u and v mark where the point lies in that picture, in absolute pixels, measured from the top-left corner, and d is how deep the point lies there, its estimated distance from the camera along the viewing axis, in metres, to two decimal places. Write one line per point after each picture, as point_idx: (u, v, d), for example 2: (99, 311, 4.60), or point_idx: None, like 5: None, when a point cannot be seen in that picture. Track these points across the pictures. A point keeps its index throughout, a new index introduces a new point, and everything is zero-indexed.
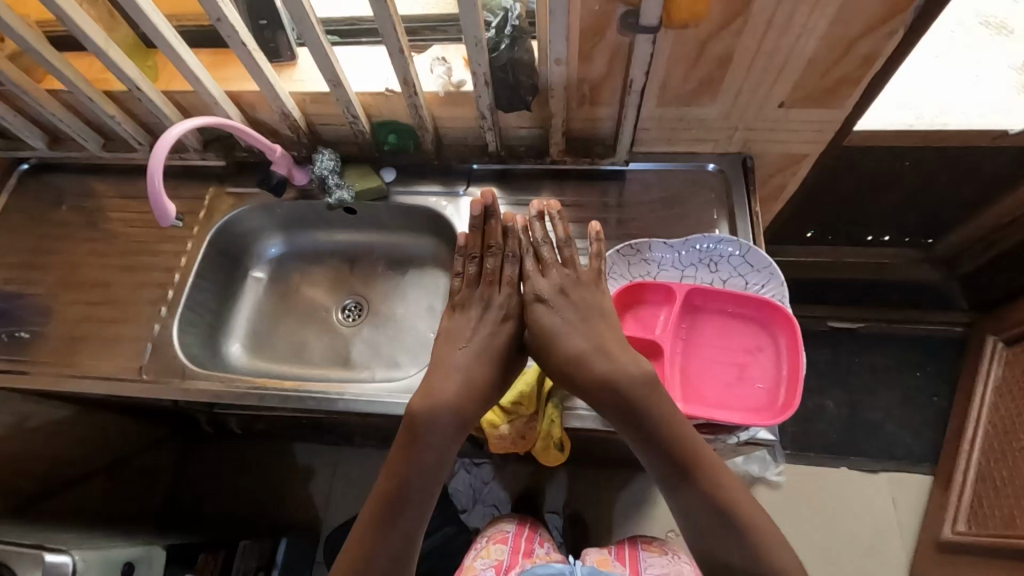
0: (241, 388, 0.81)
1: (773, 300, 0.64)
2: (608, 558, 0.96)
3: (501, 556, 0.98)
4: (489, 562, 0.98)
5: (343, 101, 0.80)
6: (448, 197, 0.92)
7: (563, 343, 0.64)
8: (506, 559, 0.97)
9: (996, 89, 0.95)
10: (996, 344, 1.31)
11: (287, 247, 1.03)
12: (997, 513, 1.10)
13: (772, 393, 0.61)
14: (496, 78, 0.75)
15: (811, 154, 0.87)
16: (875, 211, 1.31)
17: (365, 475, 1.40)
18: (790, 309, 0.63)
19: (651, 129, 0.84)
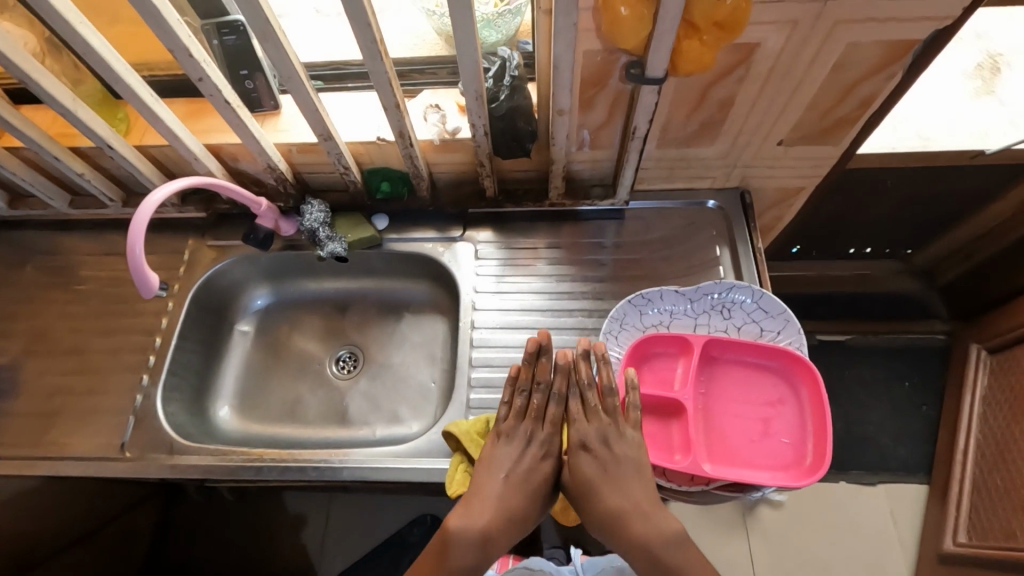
0: (236, 462, 0.75)
1: (793, 351, 0.63)
2: (599, 560, 0.91)
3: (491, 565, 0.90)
4: None
5: (334, 154, 0.76)
6: (444, 242, 0.89)
7: (601, 498, 0.58)
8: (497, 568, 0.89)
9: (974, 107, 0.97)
10: (980, 352, 1.34)
11: (274, 297, 0.99)
12: (996, 524, 1.12)
13: (799, 448, 0.60)
14: (495, 126, 0.73)
15: (807, 187, 0.87)
16: (858, 227, 1.34)
17: (361, 521, 1.34)
18: (809, 358, 0.63)
19: (650, 169, 0.83)
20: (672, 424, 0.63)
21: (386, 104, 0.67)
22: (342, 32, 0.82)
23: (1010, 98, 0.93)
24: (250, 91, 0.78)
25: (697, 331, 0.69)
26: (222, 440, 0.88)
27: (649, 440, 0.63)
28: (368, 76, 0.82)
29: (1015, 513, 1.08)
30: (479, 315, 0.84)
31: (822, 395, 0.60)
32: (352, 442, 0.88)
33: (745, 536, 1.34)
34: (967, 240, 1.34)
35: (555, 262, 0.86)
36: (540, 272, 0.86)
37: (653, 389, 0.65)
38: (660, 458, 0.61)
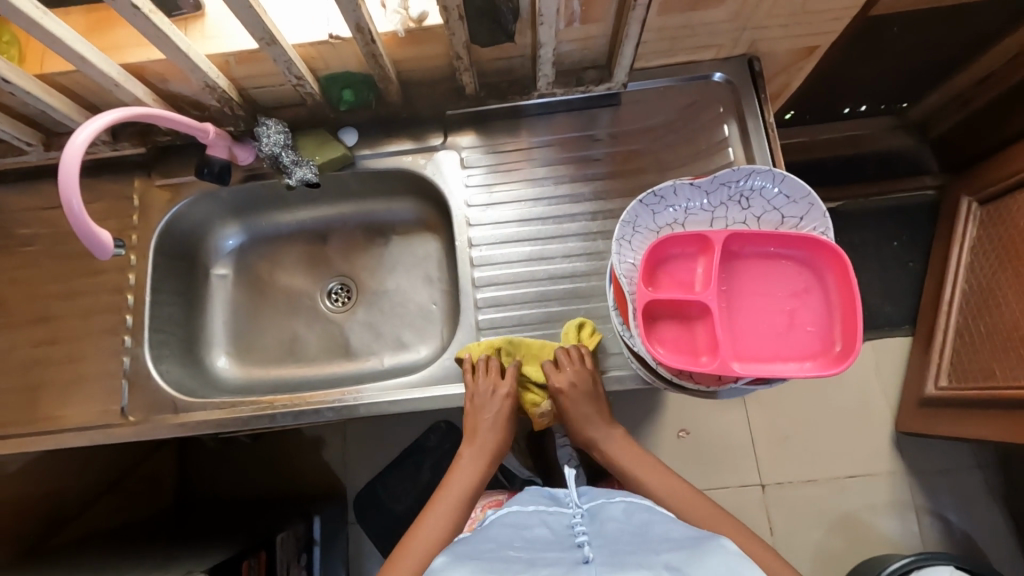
0: (248, 411, 0.73)
1: (819, 237, 0.60)
2: None
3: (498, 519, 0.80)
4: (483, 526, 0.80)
5: (282, 62, 0.63)
6: (424, 153, 0.80)
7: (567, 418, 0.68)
8: None
9: None
10: (970, 204, 1.33)
11: (246, 235, 0.91)
12: (976, 367, 1.19)
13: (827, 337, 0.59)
14: (469, 7, 0.61)
15: (821, 46, 0.78)
16: (858, 84, 1.26)
17: (379, 434, 1.39)
18: (836, 242, 0.60)
19: (649, 42, 0.73)
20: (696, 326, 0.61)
21: None
22: None
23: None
24: None
25: (714, 225, 0.65)
26: (226, 389, 0.85)
27: (674, 344, 0.61)
28: None
29: (999, 356, 1.14)
30: (476, 232, 0.77)
31: (852, 283, 0.58)
32: (360, 374, 0.86)
33: (743, 407, 1.42)
34: (968, 84, 1.27)
35: (549, 162, 0.79)
36: (536, 176, 0.79)
37: (674, 292, 0.62)
38: (686, 361, 0.60)
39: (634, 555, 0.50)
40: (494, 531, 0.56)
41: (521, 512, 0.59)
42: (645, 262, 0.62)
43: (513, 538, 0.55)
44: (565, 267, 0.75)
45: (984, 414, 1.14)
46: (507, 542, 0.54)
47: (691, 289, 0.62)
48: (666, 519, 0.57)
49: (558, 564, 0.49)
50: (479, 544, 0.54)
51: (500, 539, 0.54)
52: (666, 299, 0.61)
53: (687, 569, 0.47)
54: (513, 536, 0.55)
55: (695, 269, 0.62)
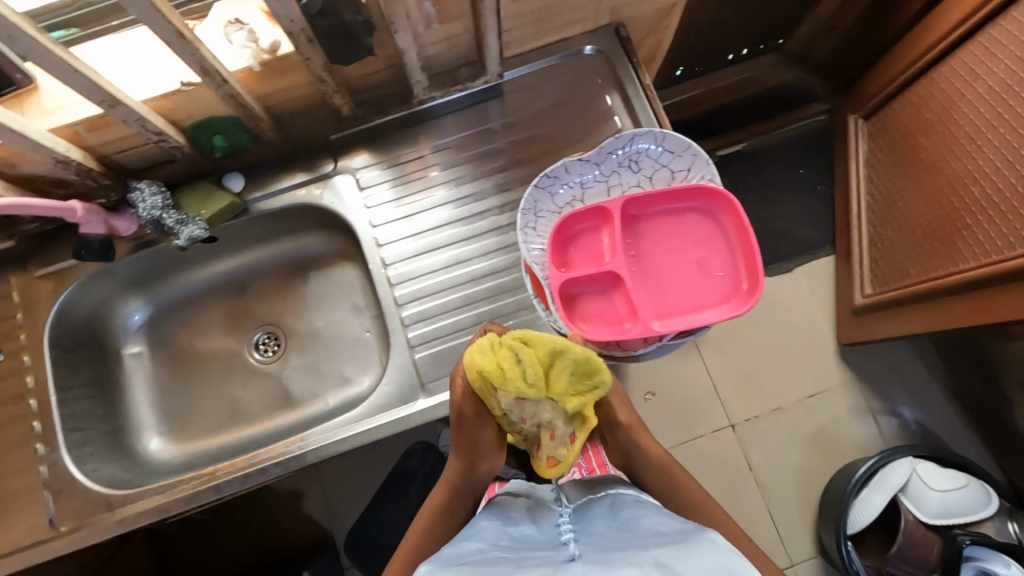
0: (189, 489, 0.69)
1: (709, 184, 0.62)
2: None
3: None
4: None
5: (133, 121, 0.59)
6: (318, 183, 0.77)
7: None
8: None
9: None
10: (857, 121, 1.42)
11: (153, 306, 0.85)
12: (894, 270, 1.27)
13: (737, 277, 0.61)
14: (318, 29, 0.59)
15: (680, 2, 0.80)
16: (734, 29, 1.32)
17: (355, 473, 1.35)
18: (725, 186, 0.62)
19: (514, 29, 0.73)
20: (615, 295, 0.62)
21: (164, 38, 0.51)
22: None
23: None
24: None
25: (612, 194, 0.66)
26: (166, 471, 0.80)
27: (599, 317, 0.62)
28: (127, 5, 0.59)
29: (911, 255, 1.22)
30: (388, 250, 0.76)
31: (745, 220, 0.60)
32: (306, 420, 0.83)
33: (700, 356, 1.46)
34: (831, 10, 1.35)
35: (447, 165, 0.78)
36: (437, 182, 0.78)
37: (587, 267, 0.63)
38: (613, 331, 0.61)
39: (621, 552, 0.44)
40: (481, 527, 0.53)
41: (507, 506, 0.57)
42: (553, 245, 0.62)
43: (500, 536, 0.51)
44: (484, 266, 0.75)
45: (909, 312, 1.21)
46: (493, 540, 0.51)
47: (603, 261, 0.62)
48: (655, 511, 0.52)
49: (547, 563, 0.44)
50: (463, 546, 0.50)
51: (487, 538, 0.51)
52: (580, 276, 0.61)
53: (680, 567, 0.40)
54: (500, 534, 0.52)
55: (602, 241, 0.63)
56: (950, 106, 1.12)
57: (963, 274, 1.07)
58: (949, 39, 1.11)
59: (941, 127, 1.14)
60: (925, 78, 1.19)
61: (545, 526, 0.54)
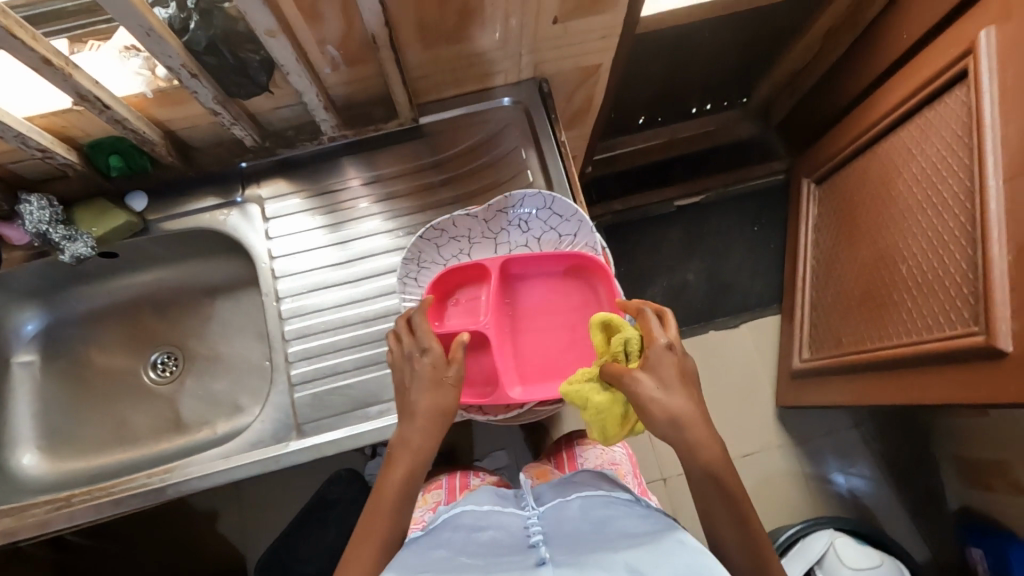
0: (42, 514, 0.67)
1: (588, 253, 0.64)
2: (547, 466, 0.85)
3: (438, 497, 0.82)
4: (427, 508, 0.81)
5: (12, 137, 0.59)
6: (226, 206, 0.77)
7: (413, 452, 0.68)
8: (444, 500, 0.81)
9: None
10: (810, 186, 1.41)
11: (50, 317, 0.83)
12: (829, 337, 1.27)
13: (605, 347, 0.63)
14: (207, 64, 0.59)
15: (605, 62, 0.81)
16: (692, 85, 1.33)
17: (273, 497, 1.30)
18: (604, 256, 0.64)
19: (428, 76, 0.73)
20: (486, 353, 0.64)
21: (31, 64, 0.51)
22: None
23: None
24: None
25: (499, 250, 0.67)
26: (35, 490, 0.77)
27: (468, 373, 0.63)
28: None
29: (844, 325, 1.22)
30: (283, 284, 0.75)
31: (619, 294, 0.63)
32: (190, 447, 0.81)
33: None
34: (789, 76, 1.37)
35: (376, 198, 0.78)
36: (366, 213, 0.77)
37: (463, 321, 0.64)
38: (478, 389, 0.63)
39: (594, 553, 0.47)
40: (447, 536, 0.54)
41: (474, 511, 0.58)
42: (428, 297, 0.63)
43: (466, 544, 0.52)
44: (378, 308, 0.74)
45: (838, 381, 1.21)
46: (457, 549, 0.51)
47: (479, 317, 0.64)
48: (626, 513, 0.56)
49: (515, 568, 0.46)
50: (427, 551, 0.50)
51: (453, 546, 0.52)
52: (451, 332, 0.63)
53: (648, 569, 0.43)
54: (465, 540, 0.53)
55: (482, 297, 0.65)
56: (886, 182, 1.13)
57: (887, 350, 1.07)
58: (889, 118, 1.11)
59: (878, 203, 1.14)
60: (867, 153, 1.19)
61: (513, 528, 0.56)
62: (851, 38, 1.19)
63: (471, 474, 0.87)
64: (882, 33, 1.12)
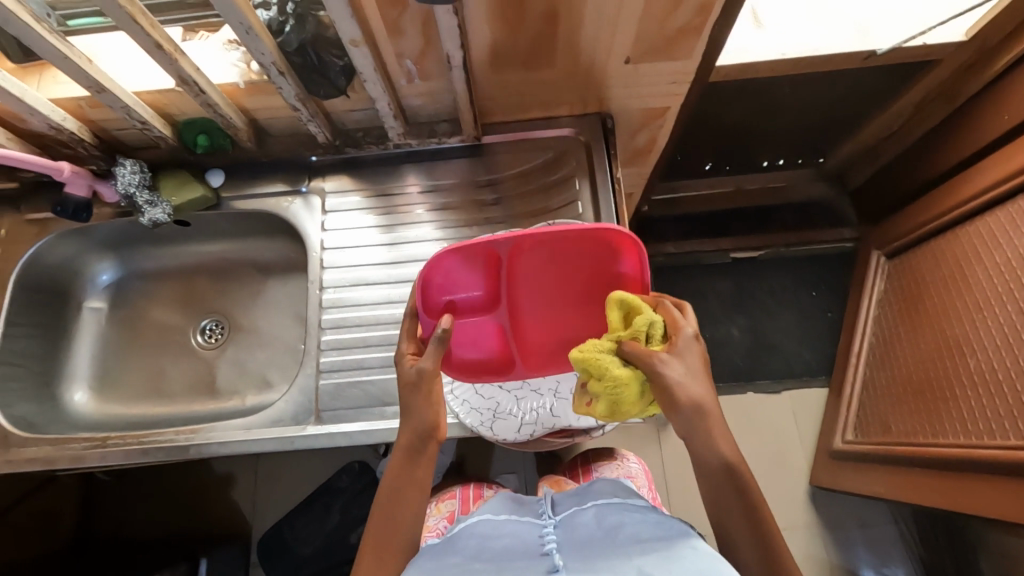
0: (79, 449, 0.72)
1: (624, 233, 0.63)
2: (560, 478, 0.94)
3: (452, 507, 0.88)
4: (441, 516, 0.87)
5: (119, 108, 0.66)
6: (291, 195, 0.82)
7: None
8: (458, 509, 0.88)
9: None
10: (880, 258, 1.33)
11: (123, 270, 0.91)
12: (878, 421, 1.18)
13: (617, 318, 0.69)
14: (294, 64, 0.64)
15: (672, 106, 0.81)
16: (766, 138, 1.30)
17: (287, 477, 1.33)
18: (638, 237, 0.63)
19: (496, 99, 0.76)
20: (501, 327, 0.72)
21: (144, 46, 0.57)
22: None
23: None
24: None
25: None
26: (78, 426, 0.84)
27: (482, 348, 0.73)
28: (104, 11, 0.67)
29: (895, 411, 1.14)
30: (329, 274, 0.79)
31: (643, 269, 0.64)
32: (219, 413, 0.85)
33: (659, 450, 1.37)
34: (872, 143, 1.32)
35: (432, 207, 0.81)
36: (419, 220, 0.80)
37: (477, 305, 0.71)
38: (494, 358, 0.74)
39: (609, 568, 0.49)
40: (462, 544, 0.58)
41: (491, 520, 0.62)
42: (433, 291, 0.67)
43: (480, 553, 0.55)
44: None
45: (883, 471, 1.12)
46: (472, 556, 0.55)
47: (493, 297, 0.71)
48: (637, 522, 0.58)
49: None
50: (445, 557, 0.55)
51: (467, 553, 0.56)
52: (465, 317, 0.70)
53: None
54: (480, 548, 0.57)
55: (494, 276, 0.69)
56: (965, 267, 1.05)
57: (943, 448, 0.98)
58: (977, 200, 1.04)
59: (953, 287, 1.06)
60: (947, 233, 1.11)
61: (529, 538, 0.59)
62: (945, 112, 1.13)
63: (486, 487, 0.94)
64: (982, 110, 1.06)
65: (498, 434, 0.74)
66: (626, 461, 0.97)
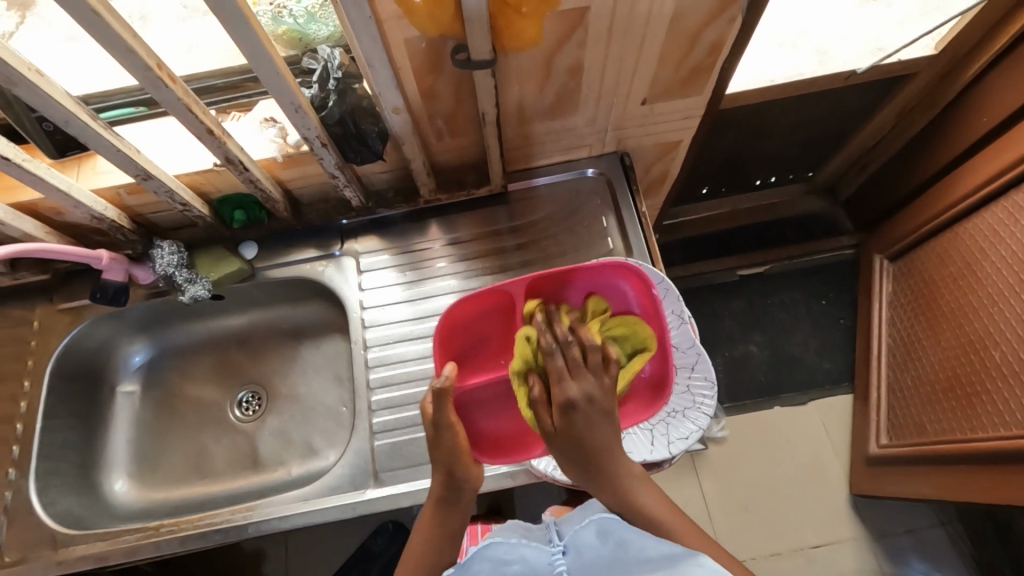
0: (131, 540, 0.70)
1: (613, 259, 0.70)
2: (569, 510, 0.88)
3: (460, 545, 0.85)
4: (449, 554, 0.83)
5: (163, 192, 0.67)
6: (325, 259, 0.83)
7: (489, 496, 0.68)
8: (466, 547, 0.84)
9: (840, 20, 0.96)
10: (883, 261, 1.37)
11: (155, 350, 0.91)
12: (910, 422, 1.19)
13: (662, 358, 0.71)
14: (334, 134, 0.66)
15: (683, 139, 0.85)
16: (759, 159, 1.36)
17: (320, 546, 1.27)
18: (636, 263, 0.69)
19: (519, 149, 0.80)
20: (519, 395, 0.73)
21: (196, 132, 0.59)
22: (103, 58, 0.67)
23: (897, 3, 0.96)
24: (53, 134, 0.68)
25: None
26: (121, 516, 0.81)
27: (505, 421, 0.72)
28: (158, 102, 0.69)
29: (927, 409, 1.15)
30: (372, 333, 0.79)
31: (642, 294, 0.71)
32: (266, 486, 0.83)
33: (696, 477, 1.38)
34: (857, 154, 1.38)
35: (454, 258, 0.82)
36: (444, 273, 0.82)
37: (484, 368, 0.73)
38: (520, 431, 0.72)
39: None
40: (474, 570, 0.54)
41: (503, 542, 0.58)
42: (454, 345, 0.72)
43: None
44: None
45: (924, 472, 1.12)
46: None
47: (494, 358, 0.74)
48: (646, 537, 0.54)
49: None
50: None
51: None
52: (477, 382, 0.72)
53: None
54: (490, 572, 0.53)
55: (496, 334, 0.74)
56: (971, 263, 1.09)
57: (983, 441, 0.99)
58: (971, 199, 1.09)
59: (963, 284, 1.10)
60: (945, 233, 1.16)
61: (539, 561, 0.55)
62: (926, 120, 1.19)
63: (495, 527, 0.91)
64: (959, 114, 1.12)
65: None
66: None
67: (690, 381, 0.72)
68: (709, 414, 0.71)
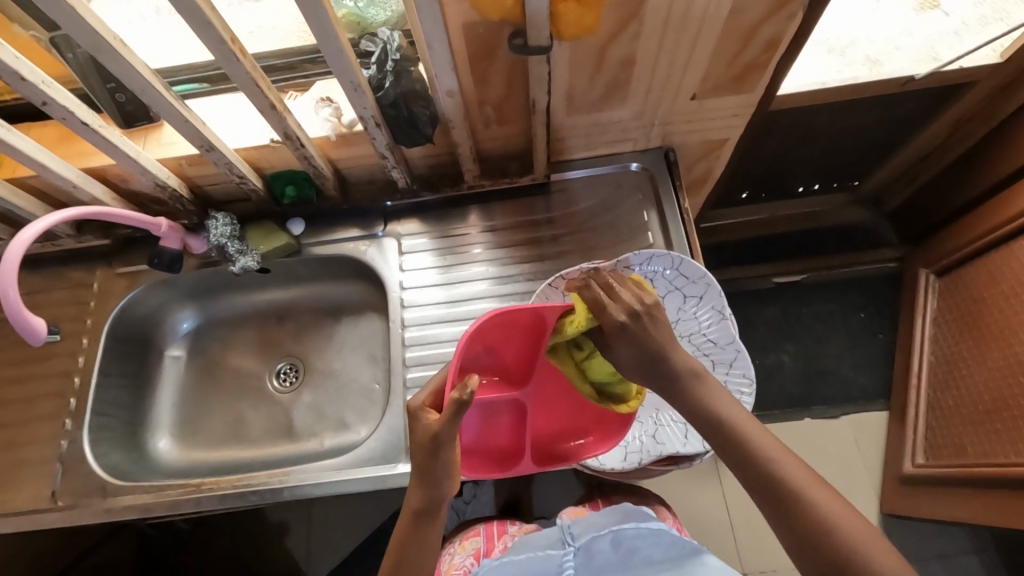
0: (173, 495, 0.74)
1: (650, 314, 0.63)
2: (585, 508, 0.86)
3: (478, 544, 0.85)
4: (467, 555, 0.84)
5: (222, 164, 0.70)
6: (367, 239, 0.85)
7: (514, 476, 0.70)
8: (484, 546, 0.84)
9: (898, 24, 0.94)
10: (928, 276, 1.33)
11: (202, 319, 0.95)
12: (950, 442, 1.15)
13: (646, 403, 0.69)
14: (388, 116, 0.68)
15: (730, 137, 0.84)
16: (803, 164, 1.32)
17: (343, 523, 1.29)
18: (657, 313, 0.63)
19: (565, 138, 0.80)
20: (510, 415, 0.71)
21: (260, 107, 0.61)
22: (180, 32, 0.71)
23: (960, 11, 0.93)
24: (124, 105, 0.72)
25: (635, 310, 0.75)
26: (164, 473, 0.86)
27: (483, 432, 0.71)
28: (230, 77, 0.73)
29: (969, 430, 1.11)
30: (410, 313, 0.81)
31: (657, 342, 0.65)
32: (300, 456, 0.86)
33: None
34: (909, 165, 1.33)
35: (491, 245, 0.83)
36: (480, 259, 0.83)
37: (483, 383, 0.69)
38: (496, 448, 0.72)
39: None
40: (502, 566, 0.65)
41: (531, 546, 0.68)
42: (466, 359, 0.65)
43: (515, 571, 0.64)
44: None
45: (959, 495, 1.08)
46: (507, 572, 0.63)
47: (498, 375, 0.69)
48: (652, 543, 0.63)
49: None
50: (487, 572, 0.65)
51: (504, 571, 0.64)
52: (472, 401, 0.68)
53: None
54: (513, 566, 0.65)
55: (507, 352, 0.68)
56: None
57: None
58: None
59: (1018, 302, 1.05)
60: (999, 249, 1.12)
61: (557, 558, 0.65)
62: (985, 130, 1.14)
63: (511, 521, 0.90)
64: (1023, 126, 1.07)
65: (605, 465, 0.72)
66: (650, 498, 0.88)
67: (728, 377, 0.73)
68: (746, 412, 0.72)
